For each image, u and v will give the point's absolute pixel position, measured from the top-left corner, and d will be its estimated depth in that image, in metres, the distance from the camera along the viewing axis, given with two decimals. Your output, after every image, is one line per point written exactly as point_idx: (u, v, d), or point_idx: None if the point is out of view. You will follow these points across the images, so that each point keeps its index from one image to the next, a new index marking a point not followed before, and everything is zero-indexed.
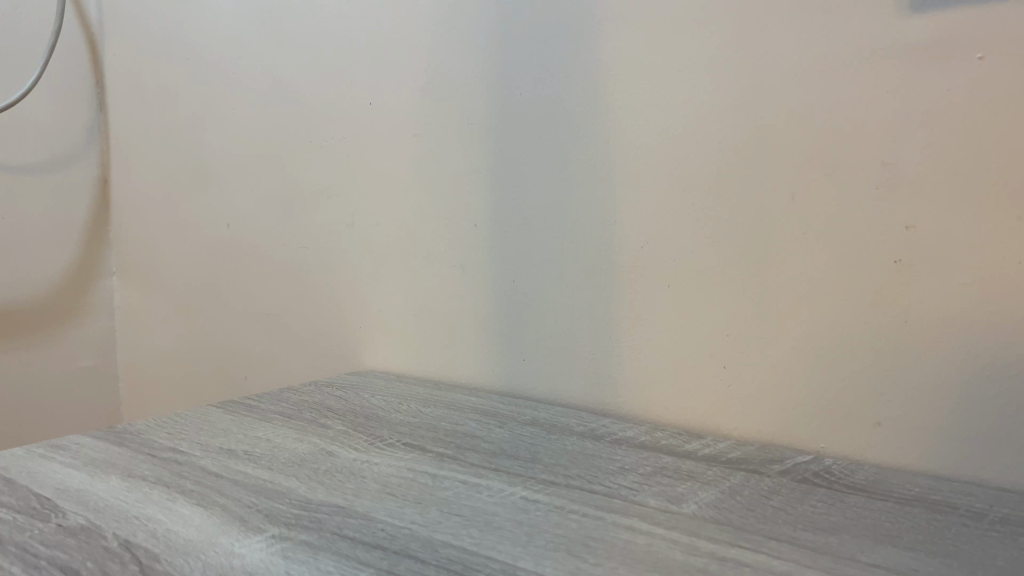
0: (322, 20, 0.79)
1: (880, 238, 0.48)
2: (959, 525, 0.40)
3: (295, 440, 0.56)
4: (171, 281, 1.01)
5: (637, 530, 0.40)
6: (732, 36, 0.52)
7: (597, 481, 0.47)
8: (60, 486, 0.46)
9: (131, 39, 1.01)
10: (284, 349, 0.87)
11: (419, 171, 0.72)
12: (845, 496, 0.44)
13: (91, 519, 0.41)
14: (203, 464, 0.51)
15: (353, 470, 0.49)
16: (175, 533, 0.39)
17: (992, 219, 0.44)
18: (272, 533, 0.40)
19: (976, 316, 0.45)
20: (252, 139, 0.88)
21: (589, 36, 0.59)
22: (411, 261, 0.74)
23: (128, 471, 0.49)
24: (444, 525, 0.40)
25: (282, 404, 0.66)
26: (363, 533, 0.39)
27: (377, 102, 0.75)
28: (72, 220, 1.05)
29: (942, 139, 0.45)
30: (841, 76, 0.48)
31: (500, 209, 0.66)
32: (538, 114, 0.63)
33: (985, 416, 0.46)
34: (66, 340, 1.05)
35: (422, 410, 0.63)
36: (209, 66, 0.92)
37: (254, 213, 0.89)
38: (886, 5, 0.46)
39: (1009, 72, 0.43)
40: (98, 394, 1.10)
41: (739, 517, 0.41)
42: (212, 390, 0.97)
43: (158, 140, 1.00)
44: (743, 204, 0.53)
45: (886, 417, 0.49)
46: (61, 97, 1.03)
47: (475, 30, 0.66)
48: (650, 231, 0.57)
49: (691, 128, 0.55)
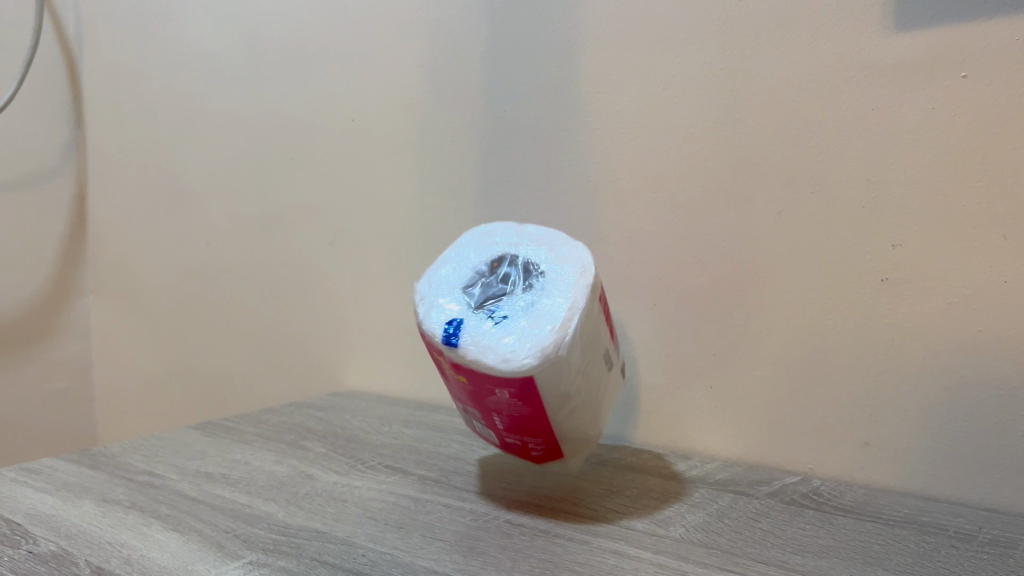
0: (303, 36, 0.78)
1: (866, 257, 0.47)
2: (948, 547, 0.40)
3: (274, 463, 0.55)
4: (148, 302, 1.00)
5: (625, 555, 0.39)
6: (716, 53, 0.52)
7: (583, 504, 0.46)
8: (30, 511, 0.45)
9: (108, 56, 1.00)
10: (264, 369, 0.87)
11: (400, 190, 0.72)
12: (834, 518, 0.44)
13: (62, 546, 0.40)
14: (179, 488, 0.50)
15: (334, 493, 0.48)
16: (150, 561, 0.38)
17: (978, 237, 0.44)
18: (250, 559, 0.38)
19: (962, 336, 0.45)
20: (230, 157, 0.87)
21: (573, 53, 0.59)
22: (393, 281, 0.73)
23: (101, 496, 0.48)
24: (426, 551, 0.39)
25: (261, 426, 0.65)
26: (344, 559, 0.38)
27: (357, 119, 0.74)
28: (47, 239, 1.03)
29: (926, 158, 0.45)
30: (827, 93, 0.48)
31: (483, 227, 0.66)
32: (519, 131, 0.63)
33: (972, 435, 0.45)
34: (42, 361, 1.03)
35: (403, 432, 0.62)
36: (188, 82, 0.91)
37: (232, 232, 0.88)
38: (869, 25, 0.46)
39: (992, 90, 0.43)
40: (74, 416, 1.08)
41: (728, 540, 0.41)
42: (192, 412, 0.96)
43: (136, 157, 0.99)
44: (728, 223, 0.52)
45: (873, 437, 0.48)
46: (38, 114, 1.01)
47: (458, 47, 0.66)
48: (633, 250, 0.57)
49: (674, 146, 0.54)
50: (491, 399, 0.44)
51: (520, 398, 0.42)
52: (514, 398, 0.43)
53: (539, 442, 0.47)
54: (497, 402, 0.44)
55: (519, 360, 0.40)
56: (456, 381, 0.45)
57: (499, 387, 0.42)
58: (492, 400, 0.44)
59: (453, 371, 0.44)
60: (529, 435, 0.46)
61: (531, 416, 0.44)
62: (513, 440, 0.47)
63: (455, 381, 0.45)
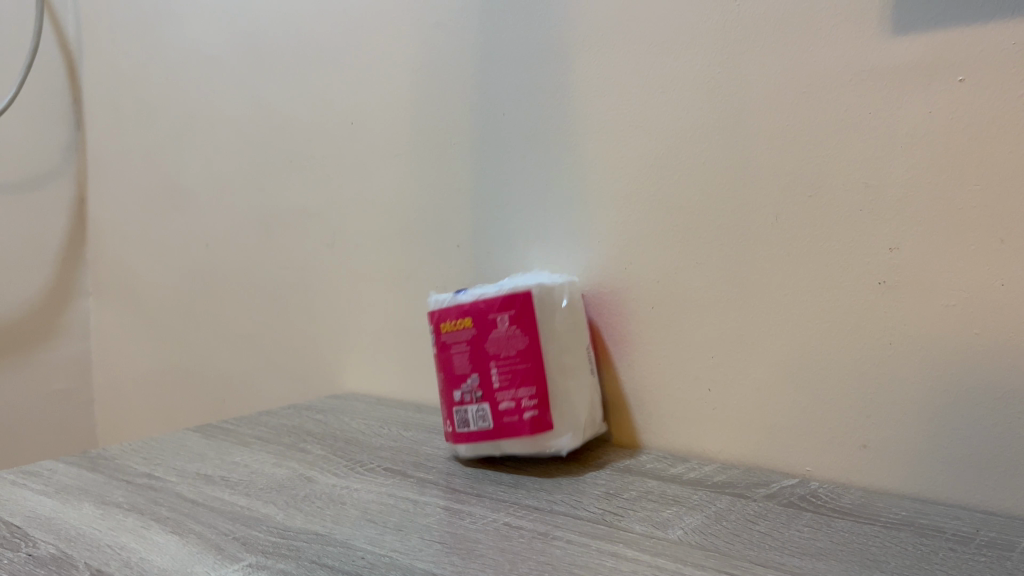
0: (301, 40, 0.78)
1: (864, 260, 0.47)
2: (946, 549, 0.40)
3: (274, 465, 0.55)
4: (148, 304, 1.00)
5: (622, 557, 0.39)
6: (713, 57, 0.52)
7: (581, 507, 0.46)
8: (30, 514, 0.45)
9: (107, 59, 1.01)
10: (263, 371, 0.87)
11: (399, 193, 0.72)
12: (832, 520, 0.44)
13: (62, 548, 0.40)
14: (178, 490, 0.50)
15: (333, 496, 0.48)
16: (150, 563, 0.39)
17: (975, 241, 0.43)
18: (250, 561, 0.39)
19: (960, 340, 0.44)
20: (229, 159, 0.87)
21: (570, 56, 0.59)
22: (391, 283, 0.73)
23: (101, 498, 0.48)
24: (425, 553, 0.39)
25: (260, 428, 0.65)
26: (343, 562, 0.38)
27: (356, 121, 0.74)
28: (46, 241, 1.03)
29: (923, 161, 0.45)
30: (823, 97, 0.48)
31: (482, 230, 0.66)
32: (517, 135, 0.63)
33: (970, 439, 0.45)
34: (42, 363, 1.03)
35: (403, 434, 0.62)
36: (188, 85, 0.91)
37: (231, 235, 0.88)
38: (867, 28, 0.46)
39: (989, 94, 0.42)
40: (75, 417, 1.08)
41: (725, 543, 0.41)
42: (191, 414, 0.96)
43: (135, 160, 0.99)
44: (726, 225, 0.52)
45: (872, 440, 0.48)
46: (37, 117, 1.01)
47: (456, 51, 0.66)
48: (631, 253, 0.57)
49: (672, 149, 0.54)
50: (491, 337, 0.52)
51: (519, 325, 0.51)
52: (513, 325, 0.51)
53: (531, 395, 0.51)
54: (497, 341, 0.52)
55: (516, 286, 0.52)
56: (461, 339, 0.53)
57: (500, 313, 0.52)
58: (492, 339, 0.52)
59: (460, 324, 0.53)
60: (518, 387, 0.51)
61: (526, 351, 0.51)
62: (507, 400, 0.51)
63: (460, 339, 0.53)
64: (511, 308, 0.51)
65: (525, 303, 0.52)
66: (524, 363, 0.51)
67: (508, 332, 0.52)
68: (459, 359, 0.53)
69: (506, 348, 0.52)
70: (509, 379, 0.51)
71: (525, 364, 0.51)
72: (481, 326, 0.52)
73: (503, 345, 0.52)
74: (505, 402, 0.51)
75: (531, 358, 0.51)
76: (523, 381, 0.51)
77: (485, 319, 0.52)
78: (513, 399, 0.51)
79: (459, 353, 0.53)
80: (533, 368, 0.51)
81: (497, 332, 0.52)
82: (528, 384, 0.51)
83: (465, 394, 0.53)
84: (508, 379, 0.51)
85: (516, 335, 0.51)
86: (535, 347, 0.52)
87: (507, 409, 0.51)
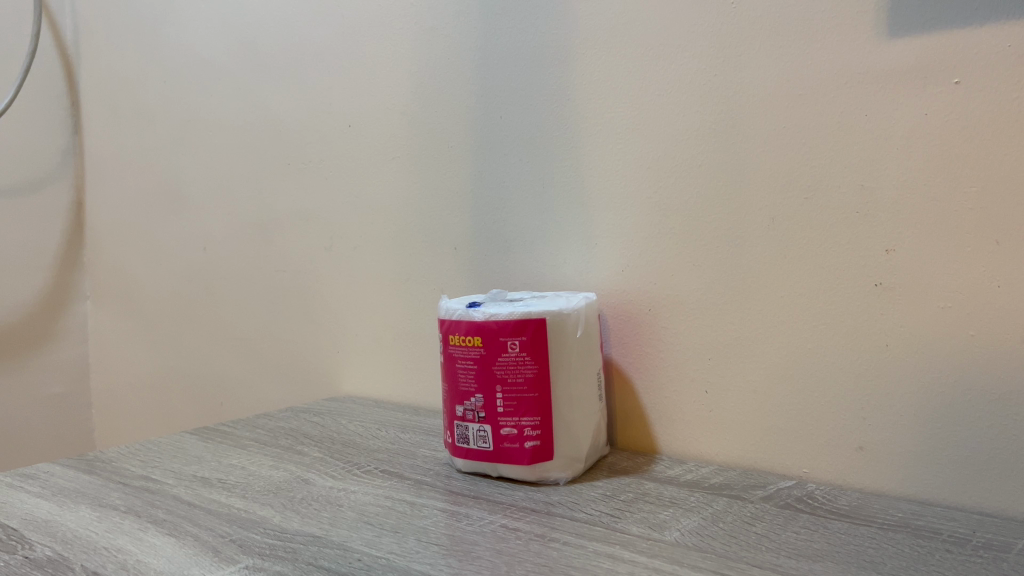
0: (299, 43, 0.78)
1: (859, 262, 0.47)
2: (943, 550, 0.40)
3: (270, 467, 0.55)
4: (146, 307, 1.00)
5: (619, 559, 0.39)
6: (709, 60, 0.52)
7: (579, 509, 0.46)
8: (27, 517, 0.45)
9: (104, 62, 1.01)
10: (261, 374, 0.87)
11: (398, 196, 0.72)
12: (828, 522, 0.44)
13: (58, 551, 0.40)
14: (176, 492, 0.50)
15: (330, 498, 0.48)
16: (145, 565, 0.39)
17: (969, 243, 0.43)
18: (246, 564, 0.39)
19: (954, 341, 0.44)
20: (227, 162, 0.87)
21: (566, 60, 0.59)
22: (389, 286, 0.74)
23: (98, 501, 0.48)
24: (422, 555, 0.39)
25: (258, 431, 0.65)
26: (340, 563, 0.38)
27: (355, 125, 0.74)
28: (45, 245, 1.03)
29: (919, 163, 0.45)
30: (818, 101, 0.48)
31: (480, 232, 0.66)
32: (512, 139, 0.63)
33: (963, 440, 0.45)
34: (39, 366, 1.03)
35: (400, 436, 0.62)
36: (184, 88, 0.91)
37: (229, 237, 0.88)
38: (863, 32, 0.46)
39: (983, 97, 0.42)
40: (72, 421, 1.08)
41: (722, 545, 0.41)
42: (188, 417, 0.96)
43: (133, 164, 0.99)
44: (722, 228, 0.52)
45: (867, 441, 0.48)
46: (35, 121, 1.01)
47: (453, 55, 0.66)
48: (629, 255, 0.57)
49: (670, 151, 0.54)
50: (498, 361, 0.49)
51: (529, 352, 0.49)
52: (523, 352, 0.49)
53: (534, 424, 0.49)
54: (504, 366, 0.49)
55: (530, 309, 0.49)
56: (469, 356, 0.50)
57: (511, 338, 0.49)
58: (499, 363, 0.49)
59: (469, 341, 0.50)
60: (523, 416, 0.49)
61: (535, 380, 0.49)
62: (508, 426, 0.49)
63: (468, 356, 0.50)
64: (524, 334, 0.49)
65: (538, 330, 0.49)
66: (531, 392, 0.49)
67: (517, 359, 0.49)
68: (465, 376, 0.51)
69: (513, 374, 0.49)
70: (512, 406, 0.49)
71: (532, 393, 0.49)
72: (490, 348, 0.49)
73: (510, 371, 0.49)
74: (507, 428, 0.49)
75: (539, 387, 0.49)
76: (527, 410, 0.49)
77: (495, 341, 0.49)
78: (514, 427, 0.49)
79: (465, 369, 0.51)
80: (539, 398, 0.49)
81: (505, 357, 0.49)
82: (534, 413, 0.49)
83: (467, 411, 0.51)
84: (513, 406, 0.49)
85: (524, 363, 0.49)
86: (544, 375, 0.49)
87: (507, 435, 0.50)
